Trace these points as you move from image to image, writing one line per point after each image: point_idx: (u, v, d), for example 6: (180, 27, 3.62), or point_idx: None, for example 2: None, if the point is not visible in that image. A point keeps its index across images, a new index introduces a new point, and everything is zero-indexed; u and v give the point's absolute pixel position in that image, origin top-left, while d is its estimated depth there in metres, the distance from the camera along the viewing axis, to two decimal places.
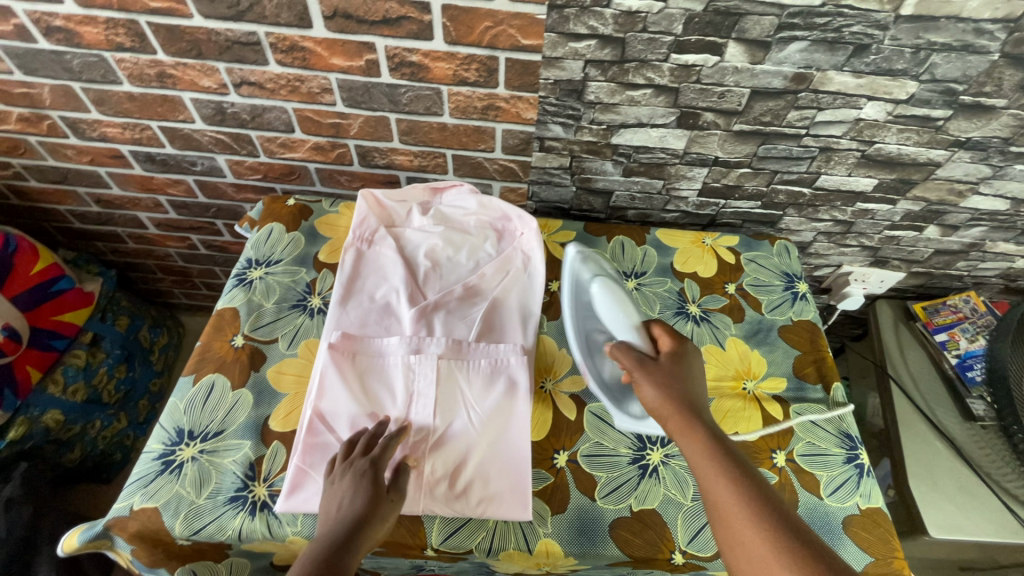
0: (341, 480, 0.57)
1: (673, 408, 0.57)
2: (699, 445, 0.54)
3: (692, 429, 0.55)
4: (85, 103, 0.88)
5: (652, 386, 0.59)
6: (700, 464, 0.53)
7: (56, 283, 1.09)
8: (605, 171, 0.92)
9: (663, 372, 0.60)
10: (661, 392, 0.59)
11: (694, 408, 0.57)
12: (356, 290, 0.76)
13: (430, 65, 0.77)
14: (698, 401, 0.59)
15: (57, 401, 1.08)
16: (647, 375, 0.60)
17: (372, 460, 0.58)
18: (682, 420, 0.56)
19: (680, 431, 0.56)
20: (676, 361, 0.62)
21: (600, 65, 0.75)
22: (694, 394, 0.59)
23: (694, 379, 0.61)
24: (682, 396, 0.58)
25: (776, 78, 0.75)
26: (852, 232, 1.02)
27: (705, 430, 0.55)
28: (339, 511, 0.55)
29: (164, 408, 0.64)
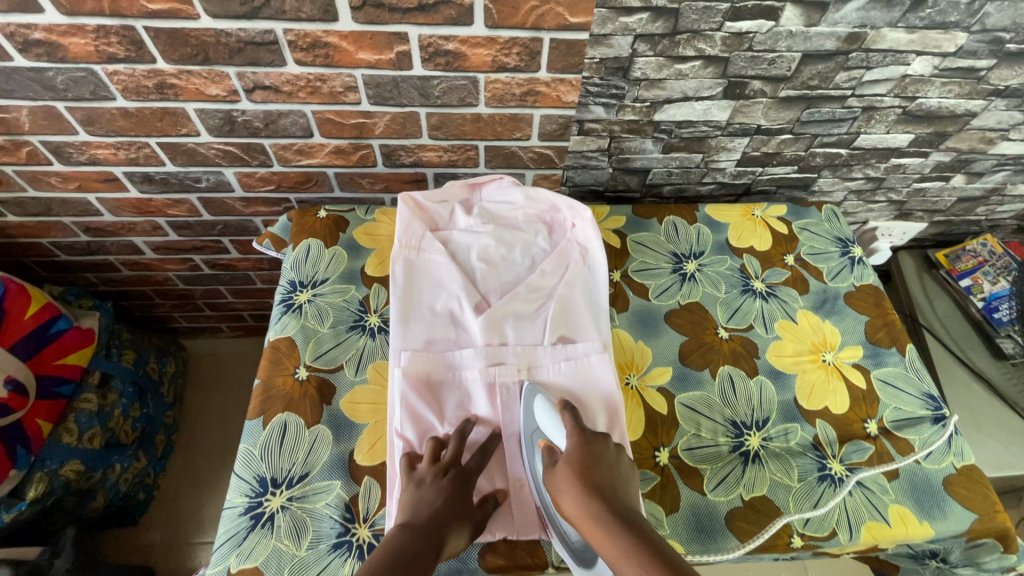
0: (433, 481, 0.56)
1: (581, 505, 0.51)
2: (607, 538, 0.48)
3: (597, 522, 0.49)
4: (71, 124, 0.78)
5: (559, 490, 0.53)
6: (614, 561, 0.46)
7: (54, 324, 0.99)
8: (645, 149, 0.89)
9: (565, 464, 0.55)
10: (567, 489, 0.53)
11: (599, 493, 0.51)
12: (415, 303, 0.71)
13: (468, 53, 0.71)
14: (609, 484, 0.53)
15: (74, 451, 1.00)
16: (554, 480, 0.55)
17: (461, 471, 0.58)
18: (587, 518, 0.50)
19: (590, 531, 0.49)
20: (587, 445, 0.56)
21: (650, 39, 0.71)
22: (606, 477, 0.54)
23: (606, 464, 0.55)
24: (586, 487, 0.52)
25: (830, 40, 0.72)
26: (882, 188, 1.02)
27: (609, 516, 0.49)
28: (432, 509, 0.53)
29: (239, 456, 0.60)
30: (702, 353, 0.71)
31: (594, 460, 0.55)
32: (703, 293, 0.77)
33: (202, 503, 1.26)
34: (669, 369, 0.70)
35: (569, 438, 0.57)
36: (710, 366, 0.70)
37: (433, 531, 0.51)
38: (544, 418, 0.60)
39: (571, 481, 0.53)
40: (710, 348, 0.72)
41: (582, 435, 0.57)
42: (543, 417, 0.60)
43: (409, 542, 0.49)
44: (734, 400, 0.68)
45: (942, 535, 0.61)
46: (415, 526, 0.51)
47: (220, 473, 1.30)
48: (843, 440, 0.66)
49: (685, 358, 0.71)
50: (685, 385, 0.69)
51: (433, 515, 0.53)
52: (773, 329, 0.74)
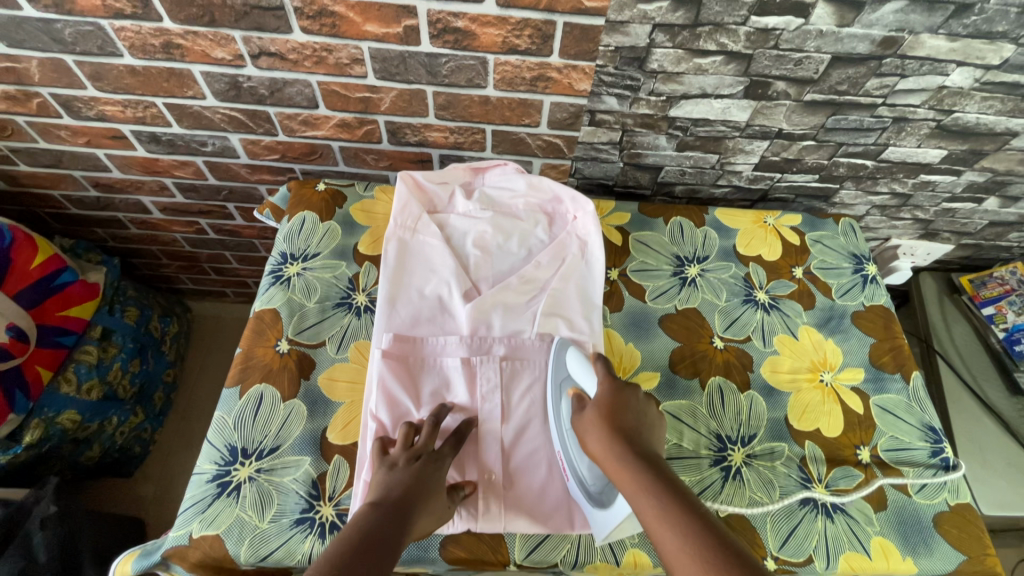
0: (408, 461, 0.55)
1: (606, 444, 0.52)
2: (629, 477, 0.49)
3: (621, 462, 0.50)
4: (80, 78, 0.78)
5: (586, 429, 0.54)
6: (635, 500, 0.48)
7: (58, 276, 1.01)
8: (658, 146, 0.86)
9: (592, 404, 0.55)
10: (592, 428, 0.54)
11: (629, 438, 0.52)
12: (403, 286, 0.70)
13: (477, 32, 0.68)
14: (637, 427, 0.54)
15: (71, 401, 1.02)
16: (580, 417, 0.56)
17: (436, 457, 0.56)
18: (612, 456, 0.51)
19: (614, 470, 0.51)
20: (617, 391, 0.56)
21: (669, 29, 0.67)
22: (638, 426, 0.54)
23: (636, 407, 0.55)
24: (613, 430, 0.53)
25: (863, 43, 0.68)
26: (908, 205, 0.97)
27: (638, 459, 0.50)
28: (403, 489, 0.52)
29: (212, 423, 0.59)
30: (694, 361, 0.69)
31: (622, 406, 0.55)
32: (702, 300, 0.74)
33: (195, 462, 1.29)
34: (657, 375, 0.68)
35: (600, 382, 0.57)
36: (701, 376, 0.68)
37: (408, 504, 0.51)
38: (573, 364, 0.61)
39: (599, 421, 0.54)
40: (703, 357, 0.69)
41: (613, 380, 0.58)
42: (576, 366, 0.61)
43: (381, 520, 0.48)
44: (722, 413, 0.65)
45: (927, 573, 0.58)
46: (386, 504, 0.50)
47: None
48: (832, 466, 0.63)
49: (676, 365, 0.68)
50: (673, 392, 0.66)
51: (407, 494, 0.52)
52: (771, 343, 0.71)
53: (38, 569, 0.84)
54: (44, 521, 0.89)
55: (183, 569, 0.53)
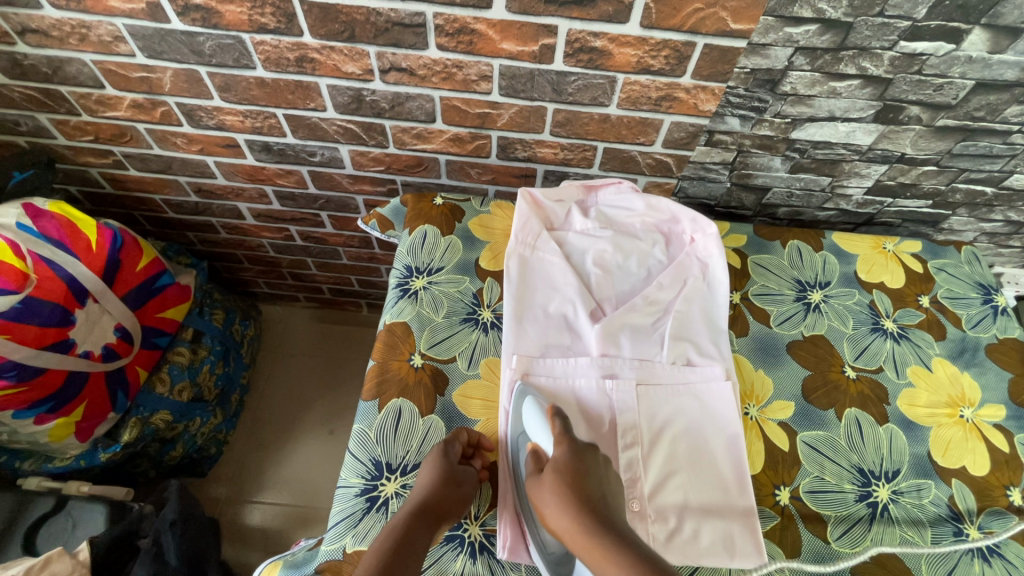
0: (432, 459, 0.56)
1: (573, 523, 0.49)
2: (602, 557, 0.46)
3: (593, 544, 0.47)
4: (209, 88, 0.80)
5: (547, 507, 0.51)
6: None
7: (159, 279, 1.02)
8: (771, 167, 0.84)
9: (554, 472, 0.53)
10: (555, 505, 0.51)
11: (594, 511, 0.50)
12: (529, 304, 0.70)
13: (614, 51, 0.68)
14: (602, 497, 0.52)
15: (165, 401, 1.04)
16: (546, 481, 0.53)
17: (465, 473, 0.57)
18: (583, 540, 0.48)
19: (586, 552, 0.47)
20: (577, 453, 0.54)
21: (811, 53, 0.66)
22: (598, 493, 0.52)
23: (594, 470, 0.53)
24: (580, 504, 0.50)
25: (1012, 69, 0.66)
26: (1020, 233, 0.94)
27: (607, 534, 0.48)
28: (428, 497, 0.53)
29: (354, 436, 0.60)
30: (827, 391, 0.67)
31: (585, 472, 0.52)
32: (829, 327, 0.72)
33: (267, 465, 1.30)
34: (791, 404, 0.66)
35: (557, 444, 0.55)
36: (836, 407, 0.66)
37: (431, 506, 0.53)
38: (532, 423, 0.58)
39: (561, 494, 0.51)
40: (836, 387, 0.67)
41: (571, 442, 0.55)
42: (532, 421, 0.58)
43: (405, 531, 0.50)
44: (862, 446, 0.63)
45: None
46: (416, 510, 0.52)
47: (285, 437, 1.34)
48: (982, 506, 0.61)
49: (809, 394, 0.67)
50: (808, 422, 0.65)
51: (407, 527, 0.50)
52: (905, 374, 0.69)
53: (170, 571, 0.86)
54: (170, 523, 0.90)
55: None
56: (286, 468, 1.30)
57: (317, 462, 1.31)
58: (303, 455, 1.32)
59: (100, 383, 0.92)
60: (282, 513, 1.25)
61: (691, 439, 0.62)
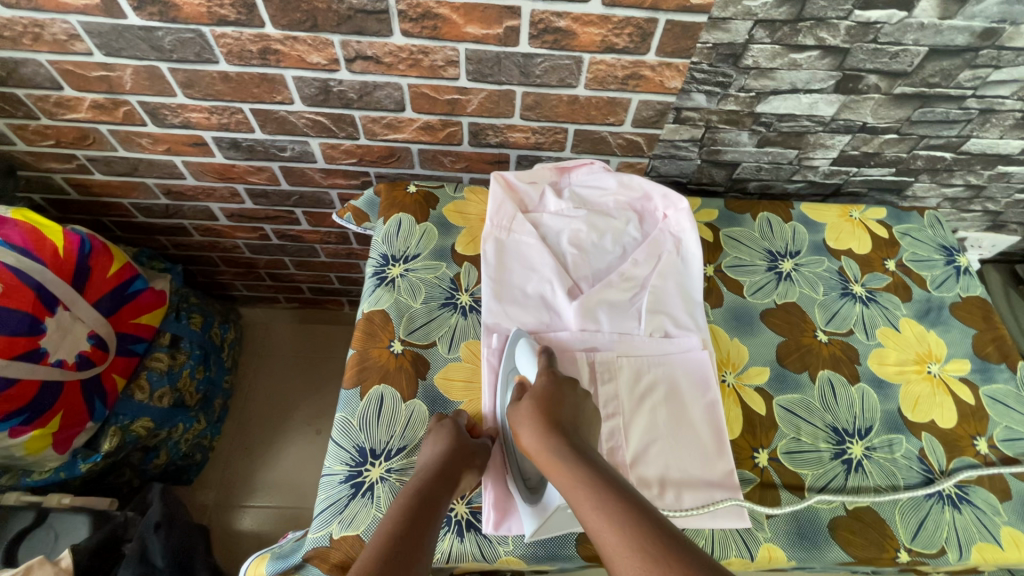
0: (435, 432, 0.57)
1: (541, 439, 0.52)
2: (563, 470, 0.49)
3: (551, 454, 0.51)
4: (171, 85, 0.78)
5: (520, 422, 0.55)
6: (571, 493, 0.47)
7: (132, 284, 1.00)
8: (739, 142, 0.86)
9: (531, 398, 0.56)
10: (527, 421, 0.54)
11: (561, 433, 0.52)
12: (507, 285, 0.70)
13: (578, 31, 0.69)
14: (571, 423, 0.54)
15: (145, 408, 1.02)
16: (522, 407, 0.56)
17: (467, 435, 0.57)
18: (544, 451, 0.51)
19: (549, 465, 0.50)
20: (556, 382, 0.57)
21: (771, 25, 0.68)
22: (569, 419, 0.54)
23: (570, 398, 0.56)
24: (547, 423, 0.53)
25: (962, 34, 0.68)
26: (981, 197, 0.97)
27: (569, 451, 0.50)
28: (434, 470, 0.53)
29: (337, 424, 0.60)
30: (801, 355, 0.69)
31: (558, 400, 0.55)
32: (800, 294, 0.74)
33: (254, 468, 1.29)
34: (766, 369, 0.68)
35: (539, 374, 0.58)
36: (810, 369, 0.68)
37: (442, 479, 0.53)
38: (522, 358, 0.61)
39: (532, 414, 0.54)
40: (809, 351, 0.69)
41: (552, 373, 0.58)
42: (522, 357, 0.62)
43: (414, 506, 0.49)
44: (836, 406, 0.65)
45: None
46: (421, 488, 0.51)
47: (272, 439, 1.33)
48: (951, 456, 0.63)
49: (784, 359, 0.68)
50: (784, 386, 0.67)
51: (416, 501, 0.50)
52: (874, 336, 0.71)
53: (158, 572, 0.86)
54: (155, 525, 0.90)
55: (325, 571, 0.52)
56: (272, 471, 1.29)
57: (304, 462, 1.30)
58: (290, 456, 1.31)
59: (76, 392, 0.90)
60: (272, 516, 1.24)
61: (671, 407, 0.63)
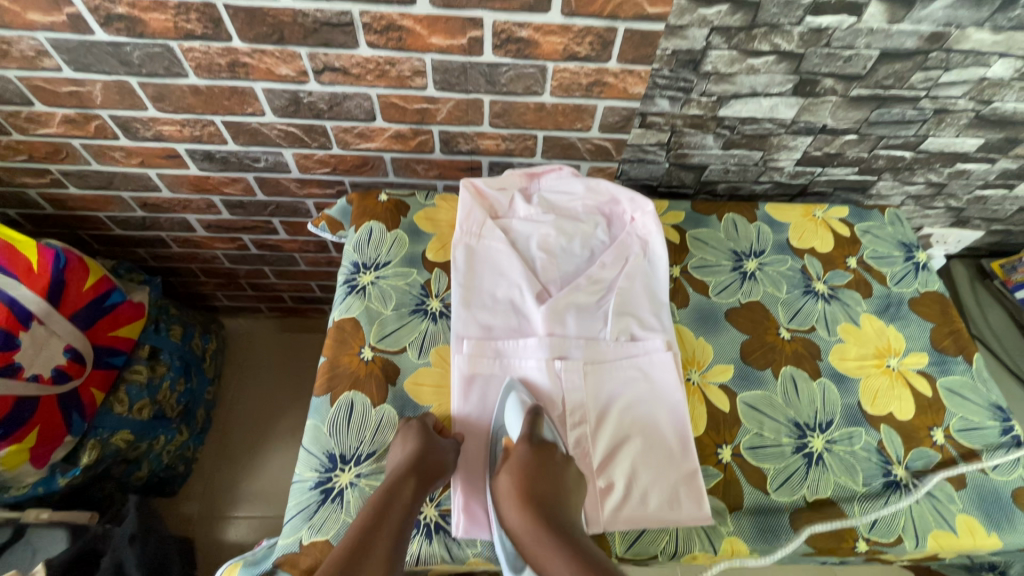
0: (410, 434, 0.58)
1: (524, 525, 0.52)
2: (550, 557, 0.50)
3: (533, 537, 0.51)
4: (142, 99, 0.79)
5: (502, 499, 0.55)
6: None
7: (109, 297, 1.00)
8: (705, 145, 0.88)
9: (511, 473, 0.56)
10: (507, 501, 0.54)
11: (545, 518, 0.52)
12: (476, 291, 0.71)
13: (540, 40, 0.70)
14: (552, 496, 0.54)
15: (124, 421, 1.02)
16: (505, 484, 0.55)
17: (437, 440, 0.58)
18: (525, 535, 0.52)
19: (531, 550, 0.51)
20: (535, 453, 0.56)
21: (726, 32, 0.70)
22: (552, 493, 0.54)
23: (552, 468, 0.56)
24: (525, 501, 0.53)
25: (911, 38, 0.71)
26: (942, 194, 1.00)
27: (550, 535, 0.51)
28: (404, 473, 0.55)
29: (307, 431, 0.61)
30: (764, 352, 0.71)
31: (538, 473, 0.55)
32: (764, 293, 0.76)
33: (238, 478, 1.29)
34: (731, 367, 0.69)
35: (519, 442, 0.57)
36: (773, 366, 0.70)
37: (412, 480, 0.54)
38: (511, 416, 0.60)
39: (513, 494, 0.54)
40: (772, 348, 0.71)
41: (532, 439, 0.57)
42: (511, 417, 0.60)
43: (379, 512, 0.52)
44: (798, 400, 0.67)
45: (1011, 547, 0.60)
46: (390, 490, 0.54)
47: (256, 449, 1.33)
48: (908, 447, 0.65)
49: (747, 357, 0.70)
50: (748, 383, 0.68)
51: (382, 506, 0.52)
52: (836, 332, 0.73)
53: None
54: (129, 537, 0.91)
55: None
56: (256, 481, 1.29)
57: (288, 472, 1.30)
58: (274, 466, 1.31)
59: (52, 407, 0.90)
60: (257, 526, 1.24)
61: (637, 409, 0.64)
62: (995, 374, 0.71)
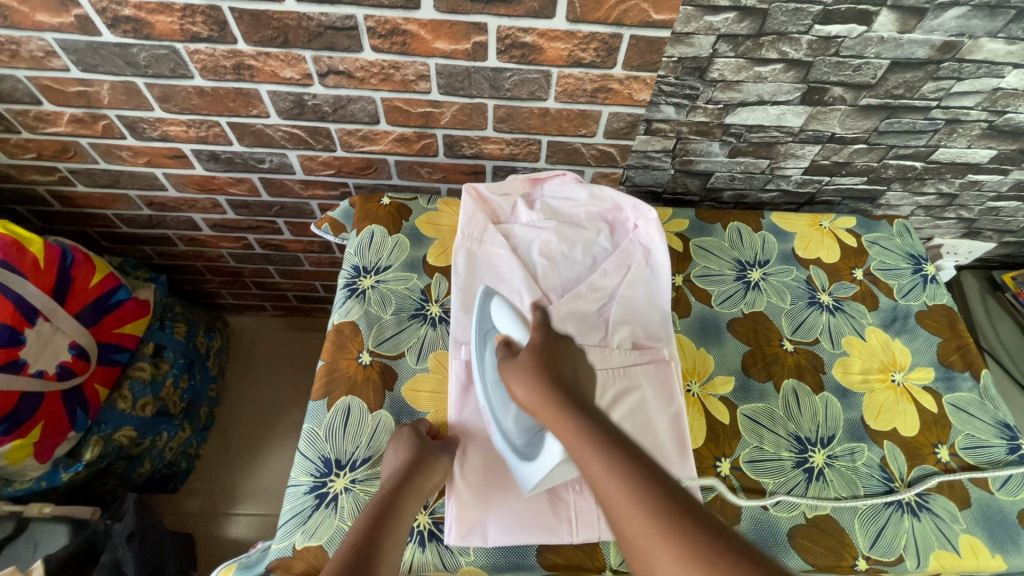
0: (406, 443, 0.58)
1: (540, 394, 0.59)
2: (564, 419, 0.56)
3: (549, 402, 0.58)
4: (148, 100, 0.80)
5: (516, 375, 0.61)
6: (569, 437, 0.54)
7: (115, 294, 1.01)
8: (710, 152, 0.87)
9: (531, 354, 0.63)
10: (524, 372, 0.61)
11: (558, 389, 0.59)
12: (476, 296, 0.71)
13: (545, 46, 0.70)
14: (569, 378, 0.61)
15: (127, 417, 1.03)
16: (522, 362, 0.62)
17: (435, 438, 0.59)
18: (541, 400, 0.58)
19: (546, 411, 0.57)
20: (549, 341, 0.65)
21: (733, 39, 0.69)
22: (566, 377, 0.61)
23: (565, 359, 0.63)
24: (542, 375, 0.60)
25: (922, 48, 0.69)
26: (953, 204, 0.98)
27: (563, 398, 0.57)
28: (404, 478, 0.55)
29: (304, 435, 0.61)
30: (766, 364, 0.70)
31: (555, 355, 0.63)
32: (768, 303, 0.75)
33: (239, 476, 1.29)
34: (732, 379, 0.69)
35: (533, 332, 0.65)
36: (775, 379, 0.69)
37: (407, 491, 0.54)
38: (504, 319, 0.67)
39: (529, 368, 0.61)
40: (775, 360, 0.70)
41: (544, 333, 0.66)
42: (503, 319, 0.67)
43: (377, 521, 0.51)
44: (799, 414, 0.66)
45: (1015, 570, 0.58)
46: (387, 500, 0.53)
47: (258, 447, 1.33)
48: (912, 464, 0.64)
49: (749, 369, 0.69)
50: (748, 395, 0.67)
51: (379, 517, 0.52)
52: (840, 344, 0.72)
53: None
54: (126, 536, 0.93)
55: None
56: (257, 479, 1.29)
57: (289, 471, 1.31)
58: (275, 464, 1.31)
59: (56, 403, 0.91)
60: (257, 524, 1.24)
61: (635, 421, 0.64)
62: (1003, 391, 0.69)
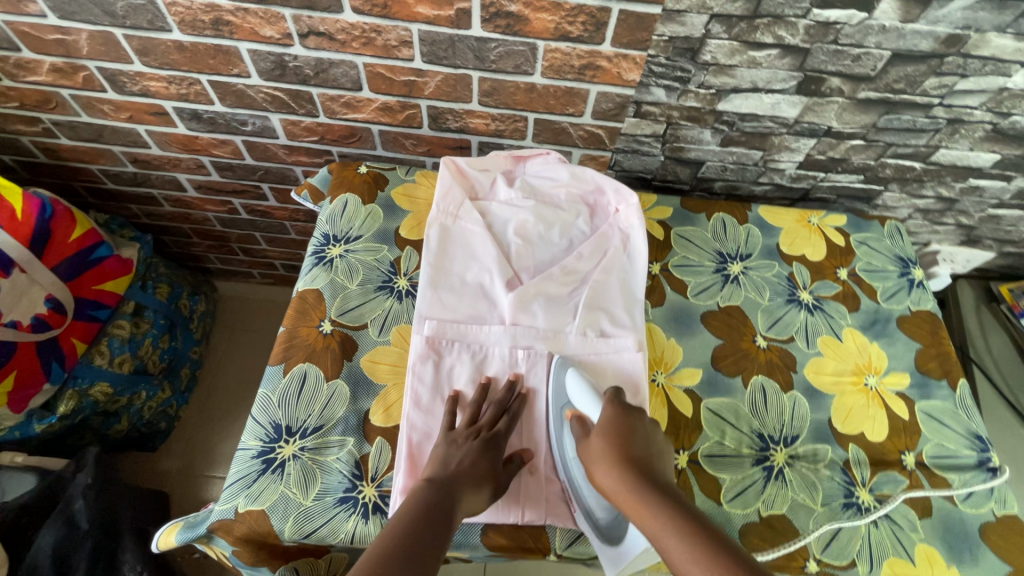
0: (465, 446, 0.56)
1: (620, 482, 0.51)
2: (650, 517, 0.48)
3: (632, 493, 0.50)
4: (127, 52, 0.78)
5: (593, 458, 0.54)
6: (656, 536, 0.47)
7: (95, 251, 1.00)
8: (702, 140, 0.84)
9: (611, 417, 0.56)
10: (600, 461, 0.53)
11: (635, 465, 0.52)
12: (446, 271, 0.69)
13: (530, 17, 0.67)
14: (647, 457, 0.53)
15: (104, 373, 1.03)
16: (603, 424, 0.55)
17: (496, 431, 0.58)
18: (626, 493, 0.50)
19: (630, 505, 0.50)
20: (624, 414, 0.56)
21: (727, 20, 0.66)
22: (644, 450, 0.54)
23: (641, 435, 0.55)
24: (622, 459, 0.52)
25: (926, 40, 0.66)
26: (953, 210, 0.95)
27: (647, 488, 0.50)
28: (460, 468, 0.54)
29: (257, 400, 0.60)
30: (737, 359, 0.68)
31: (629, 433, 0.55)
32: (745, 298, 0.73)
33: (219, 440, 1.30)
34: (699, 372, 0.67)
35: (608, 405, 0.57)
36: (743, 374, 0.67)
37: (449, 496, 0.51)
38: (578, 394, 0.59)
39: (606, 450, 0.53)
40: (745, 356, 0.69)
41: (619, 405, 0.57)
42: (577, 392, 0.60)
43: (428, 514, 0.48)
44: (764, 412, 0.65)
45: None
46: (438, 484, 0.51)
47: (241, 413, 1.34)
48: (875, 470, 0.63)
49: (717, 362, 0.68)
50: (714, 389, 0.66)
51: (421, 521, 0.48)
52: (815, 344, 0.70)
53: (81, 536, 0.87)
54: (83, 488, 0.90)
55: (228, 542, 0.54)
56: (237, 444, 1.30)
57: None
58: None
59: (30, 354, 0.91)
60: None
61: None
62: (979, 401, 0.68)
